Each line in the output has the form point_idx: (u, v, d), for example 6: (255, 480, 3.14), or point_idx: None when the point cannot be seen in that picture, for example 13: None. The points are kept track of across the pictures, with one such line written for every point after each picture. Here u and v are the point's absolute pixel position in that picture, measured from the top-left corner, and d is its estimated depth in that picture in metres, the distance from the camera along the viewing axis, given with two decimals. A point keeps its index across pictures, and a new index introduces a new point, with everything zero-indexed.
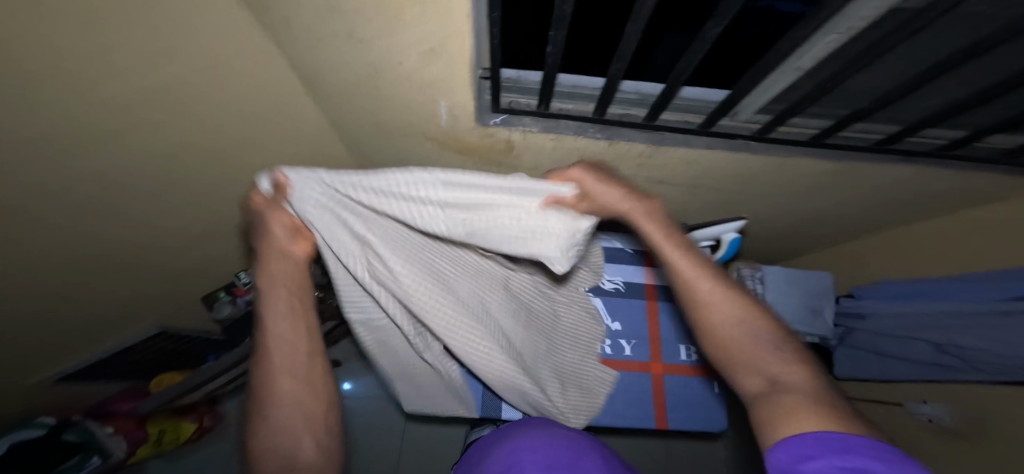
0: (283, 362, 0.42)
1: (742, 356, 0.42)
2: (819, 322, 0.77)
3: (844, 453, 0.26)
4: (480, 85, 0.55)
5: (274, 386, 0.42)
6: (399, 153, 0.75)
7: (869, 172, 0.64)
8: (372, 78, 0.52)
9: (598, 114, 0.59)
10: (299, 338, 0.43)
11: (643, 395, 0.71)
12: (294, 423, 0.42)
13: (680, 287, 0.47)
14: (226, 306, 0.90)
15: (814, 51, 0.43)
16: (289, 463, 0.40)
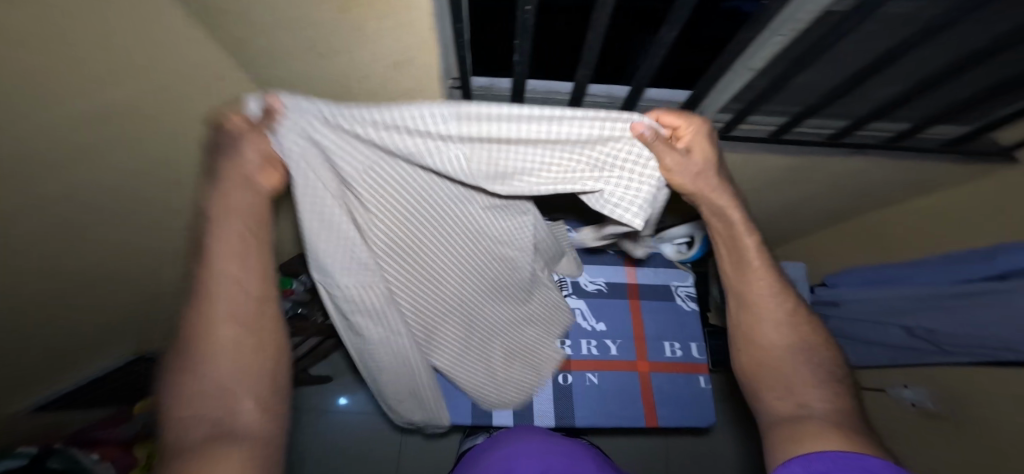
0: (224, 309, 0.37)
1: (778, 376, 0.47)
2: None
3: (828, 460, 0.33)
4: (450, 94, 0.56)
5: (212, 336, 0.36)
6: None
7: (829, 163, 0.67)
8: (337, 92, 0.53)
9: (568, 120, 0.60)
10: (242, 284, 0.38)
11: (633, 395, 0.72)
12: (230, 383, 0.35)
13: (737, 305, 0.52)
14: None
15: (764, 52, 0.45)
16: (215, 424, 0.32)
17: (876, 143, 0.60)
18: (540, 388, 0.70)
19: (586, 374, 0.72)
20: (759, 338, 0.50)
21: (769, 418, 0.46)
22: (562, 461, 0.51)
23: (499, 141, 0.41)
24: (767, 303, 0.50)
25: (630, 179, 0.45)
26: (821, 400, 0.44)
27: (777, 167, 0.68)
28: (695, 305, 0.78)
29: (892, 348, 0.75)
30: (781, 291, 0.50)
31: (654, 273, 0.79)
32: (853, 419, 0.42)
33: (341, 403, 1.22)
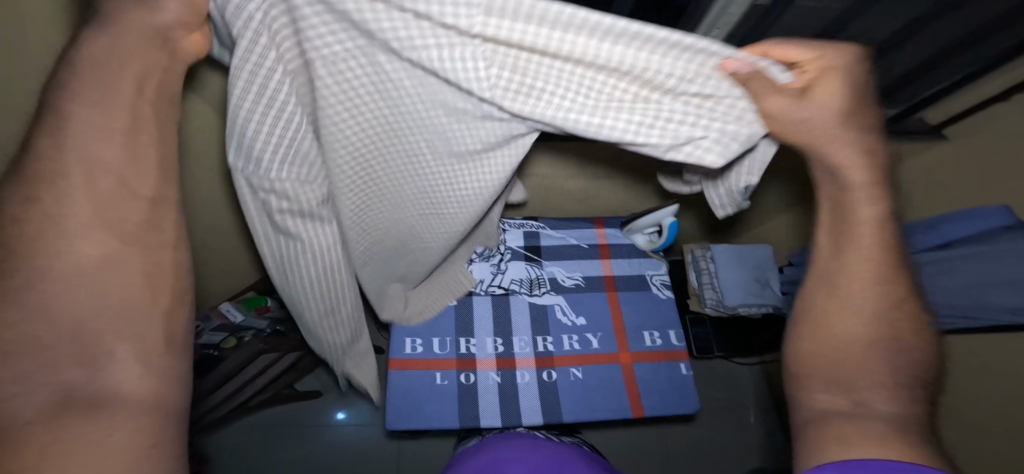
0: (91, 205, 0.22)
1: (842, 367, 0.34)
2: (768, 291, 0.84)
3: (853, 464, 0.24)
4: None
5: (63, 235, 0.21)
6: None
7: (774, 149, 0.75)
8: None
9: None
10: (115, 173, 0.24)
11: (616, 387, 0.71)
12: (94, 323, 0.21)
13: (814, 283, 0.39)
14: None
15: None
16: (66, 390, 0.19)
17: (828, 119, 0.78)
18: (524, 386, 0.70)
19: (570, 369, 0.72)
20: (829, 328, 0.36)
21: (810, 409, 0.34)
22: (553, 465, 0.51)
23: (536, 80, 0.35)
24: (862, 290, 0.35)
25: (724, 125, 0.37)
26: (883, 396, 0.32)
27: None
28: (670, 293, 0.79)
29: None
30: (880, 267, 0.36)
31: (629, 263, 0.81)
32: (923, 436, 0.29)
33: (340, 418, 1.21)
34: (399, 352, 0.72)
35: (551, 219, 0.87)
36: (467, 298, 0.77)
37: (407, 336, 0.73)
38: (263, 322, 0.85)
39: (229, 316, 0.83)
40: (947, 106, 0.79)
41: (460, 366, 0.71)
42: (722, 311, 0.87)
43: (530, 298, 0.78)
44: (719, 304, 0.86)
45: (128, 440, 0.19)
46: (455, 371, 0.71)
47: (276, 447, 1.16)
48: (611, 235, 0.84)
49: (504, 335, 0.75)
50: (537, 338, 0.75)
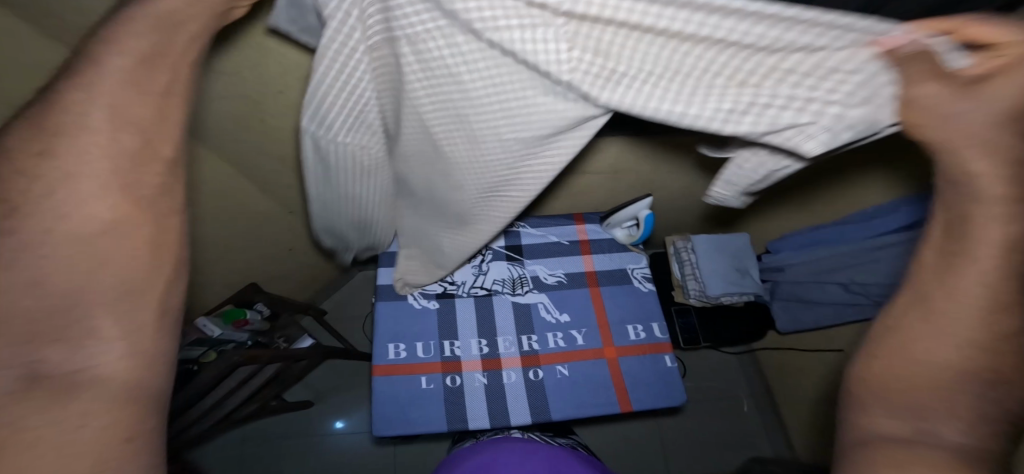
0: (109, 162, 0.19)
1: (920, 399, 0.23)
2: (748, 279, 0.85)
3: None
4: None
5: (44, 193, 0.18)
6: None
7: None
8: None
9: None
10: (130, 127, 0.20)
11: (603, 382, 0.70)
12: (81, 291, 0.18)
13: (902, 304, 0.27)
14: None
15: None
16: (27, 375, 0.16)
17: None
18: (511, 386, 0.70)
19: (556, 366, 0.71)
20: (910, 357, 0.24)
21: (854, 440, 0.25)
22: None
23: (615, 64, 0.32)
24: (967, 305, 0.23)
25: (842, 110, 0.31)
26: (970, 434, 0.21)
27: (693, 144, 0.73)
28: (652, 285, 0.79)
29: (833, 305, 0.82)
30: (997, 286, 0.23)
31: (610, 258, 0.81)
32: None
33: (340, 426, 1.20)
34: (383, 357, 0.71)
35: (531, 216, 0.87)
36: (450, 299, 0.77)
37: (391, 341, 0.72)
38: (242, 335, 0.85)
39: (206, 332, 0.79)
40: None
41: (445, 369, 0.71)
42: (706, 300, 0.87)
43: (512, 298, 0.77)
44: (702, 293, 0.86)
45: (102, 431, 0.16)
46: (440, 375, 0.70)
47: (266, 458, 1.15)
48: (591, 230, 0.84)
49: (488, 335, 0.74)
50: (521, 337, 0.74)
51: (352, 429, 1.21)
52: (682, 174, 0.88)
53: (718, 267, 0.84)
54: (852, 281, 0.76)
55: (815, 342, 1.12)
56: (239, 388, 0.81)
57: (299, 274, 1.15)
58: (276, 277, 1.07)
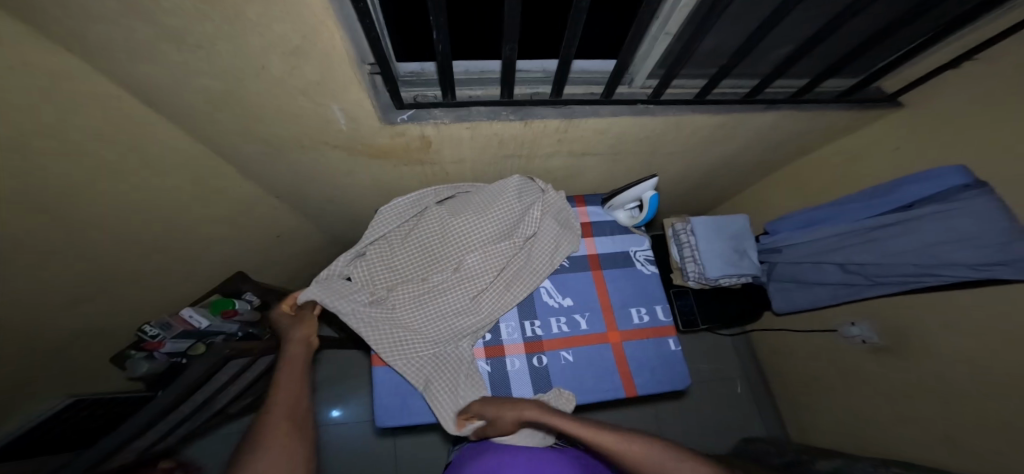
0: (284, 404, 0.44)
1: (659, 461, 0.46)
2: (746, 261, 0.85)
3: None
4: (372, 81, 0.57)
5: (270, 421, 0.42)
6: (304, 166, 0.76)
7: (746, 120, 0.76)
8: (251, 91, 0.52)
9: (507, 96, 0.63)
10: (294, 387, 0.47)
11: (608, 368, 0.69)
12: (297, 437, 0.42)
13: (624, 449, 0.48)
14: (142, 364, 0.76)
15: (676, 16, 0.57)
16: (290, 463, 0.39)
17: (784, 98, 0.72)
18: (515, 373, 0.66)
19: (560, 352, 0.69)
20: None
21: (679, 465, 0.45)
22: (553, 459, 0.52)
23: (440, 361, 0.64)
24: None
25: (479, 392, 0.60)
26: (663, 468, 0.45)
27: (693, 124, 0.74)
28: (654, 268, 0.78)
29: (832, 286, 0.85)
30: None
31: (612, 241, 0.79)
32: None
33: (335, 415, 1.20)
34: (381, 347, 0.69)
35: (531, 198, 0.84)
36: None
37: None
38: (232, 325, 0.90)
39: (194, 323, 0.80)
40: (903, 74, 0.80)
41: None
42: (705, 282, 0.86)
43: None
44: (701, 276, 0.85)
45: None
46: None
47: None
48: (592, 213, 0.82)
49: None
50: (524, 323, 0.70)
51: (353, 417, 1.20)
52: (681, 158, 0.88)
53: (717, 247, 0.84)
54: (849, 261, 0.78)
55: (807, 324, 1.15)
56: (232, 383, 0.76)
57: (282, 260, 1.11)
58: (261, 266, 1.02)
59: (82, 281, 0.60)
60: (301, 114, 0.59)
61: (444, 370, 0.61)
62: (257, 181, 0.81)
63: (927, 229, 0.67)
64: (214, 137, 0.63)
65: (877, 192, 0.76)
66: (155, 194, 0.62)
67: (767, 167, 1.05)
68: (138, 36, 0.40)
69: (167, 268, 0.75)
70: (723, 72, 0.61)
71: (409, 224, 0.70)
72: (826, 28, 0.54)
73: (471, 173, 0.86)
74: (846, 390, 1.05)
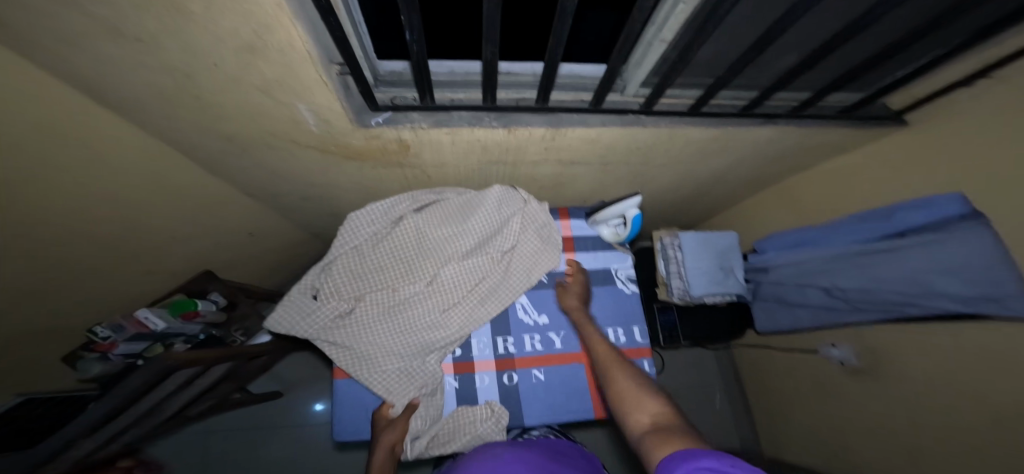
0: None
1: (629, 399, 0.50)
2: (731, 279, 0.84)
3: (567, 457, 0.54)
4: (342, 81, 0.53)
5: None
6: (277, 165, 0.72)
7: (741, 134, 0.73)
8: (209, 87, 0.48)
9: (488, 101, 0.59)
10: None
11: (579, 388, 0.67)
12: None
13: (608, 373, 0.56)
14: (93, 365, 0.75)
15: (670, 24, 0.54)
16: None
17: (783, 112, 0.69)
18: (483, 390, 0.65)
19: (531, 371, 0.67)
20: (609, 389, 0.54)
21: (641, 422, 0.47)
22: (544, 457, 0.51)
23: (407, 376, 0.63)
24: (613, 385, 0.54)
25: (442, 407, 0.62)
26: (637, 412, 0.48)
27: (684, 138, 0.72)
28: (635, 287, 0.76)
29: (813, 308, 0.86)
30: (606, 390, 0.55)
31: (594, 256, 0.77)
32: (642, 408, 0.48)
33: (317, 410, 1.22)
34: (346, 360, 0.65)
35: None
36: None
37: None
38: (194, 327, 0.87)
39: (148, 325, 0.76)
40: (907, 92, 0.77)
41: None
42: (688, 299, 0.85)
43: None
44: (684, 293, 0.84)
45: None
46: None
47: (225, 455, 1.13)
48: (575, 226, 0.79)
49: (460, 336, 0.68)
50: (497, 339, 0.68)
51: (317, 421, 1.22)
52: (671, 171, 0.86)
53: (697, 265, 0.82)
54: (833, 285, 0.79)
55: (789, 342, 1.15)
56: (181, 390, 0.73)
57: (257, 256, 1.07)
58: (233, 263, 0.98)
59: (25, 282, 0.56)
60: (265, 114, 0.55)
61: (409, 382, 0.61)
62: (227, 179, 0.76)
63: (917, 261, 0.66)
64: (175, 134, 0.59)
65: (871, 217, 0.74)
66: (111, 194, 0.58)
67: (760, 182, 1.03)
68: (69, 27, 0.36)
69: (124, 267, 0.70)
70: (720, 83, 0.58)
71: (381, 233, 0.66)
72: (833, 41, 0.50)
73: (454, 177, 0.83)
74: (820, 408, 1.06)
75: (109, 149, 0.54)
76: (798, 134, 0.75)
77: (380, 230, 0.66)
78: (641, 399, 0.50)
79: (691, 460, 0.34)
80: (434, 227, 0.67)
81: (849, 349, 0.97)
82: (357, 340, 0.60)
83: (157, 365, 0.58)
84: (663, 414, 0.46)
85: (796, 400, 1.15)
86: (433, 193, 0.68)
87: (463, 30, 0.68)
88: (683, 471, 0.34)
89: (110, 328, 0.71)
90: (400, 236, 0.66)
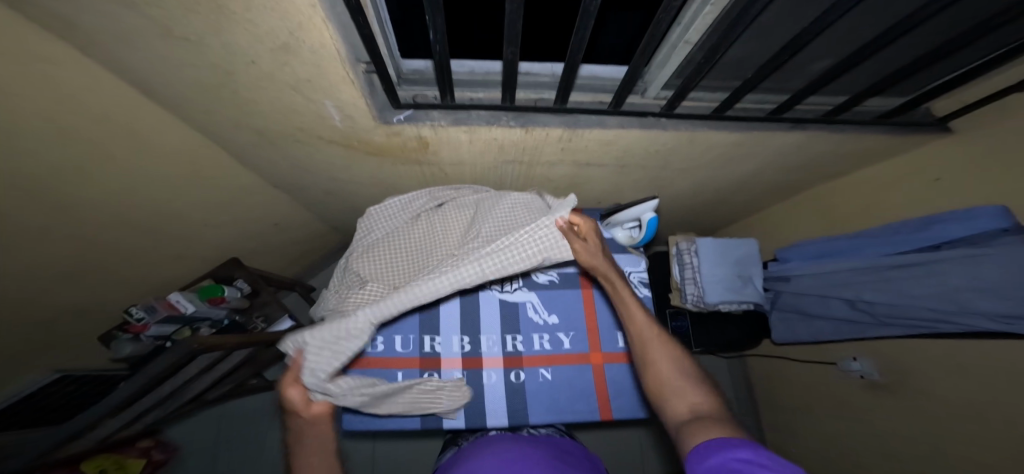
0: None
1: (666, 381, 0.51)
2: (749, 288, 0.82)
3: (577, 459, 0.55)
4: (368, 79, 0.55)
5: None
6: (300, 160, 0.74)
7: (768, 139, 0.70)
8: (239, 85, 0.50)
9: (508, 101, 0.60)
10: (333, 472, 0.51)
11: (585, 390, 0.67)
12: None
13: (638, 349, 0.55)
14: (125, 345, 0.75)
15: (696, 24, 0.53)
16: None
17: (814, 116, 0.66)
18: (490, 387, 0.65)
19: (539, 370, 0.67)
20: (646, 370, 0.54)
21: (679, 404, 0.49)
22: (554, 457, 0.51)
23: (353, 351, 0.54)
24: (647, 365, 0.53)
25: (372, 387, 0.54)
26: (676, 394, 0.50)
27: (704, 142, 0.70)
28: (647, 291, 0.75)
29: (834, 321, 0.83)
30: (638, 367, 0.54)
31: None
32: (684, 392, 0.50)
33: None
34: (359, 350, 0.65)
35: None
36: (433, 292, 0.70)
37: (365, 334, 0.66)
38: (219, 312, 0.88)
39: (180, 308, 0.78)
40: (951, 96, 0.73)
41: (423, 365, 0.65)
42: (702, 306, 0.83)
43: (500, 294, 0.71)
44: (699, 299, 0.82)
45: None
46: (417, 371, 0.64)
47: (241, 438, 1.21)
48: None
49: (470, 331, 0.68)
50: (506, 336, 0.69)
51: None
52: (690, 175, 0.85)
53: (715, 270, 0.80)
54: (858, 298, 0.76)
55: (806, 354, 1.13)
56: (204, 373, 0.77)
57: (279, 247, 1.11)
58: (255, 252, 1.02)
59: (67, 264, 0.59)
60: (292, 111, 0.57)
61: (332, 347, 0.52)
62: (253, 172, 0.79)
63: (951, 277, 0.63)
64: (209, 128, 0.61)
65: (901, 229, 0.71)
66: (150, 186, 0.62)
67: (783, 188, 1.00)
68: (115, 25, 0.38)
69: (156, 253, 0.74)
70: (747, 85, 0.56)
71: (394, 226, 0.68)
72: (869, 44, 0.48)
73: (469, 176, 0.84)
74: (834, 423, 1.04)
75: (149, 144, 0.57)
76: (825, 140, 0.73)
77: (394, 223, 0.68)
78: (681, 385, 0.50)
79: (725, 450, 0.35)
80: (446, 224, 0.69)
81: (868, 363, 0.94)
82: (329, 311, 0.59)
83: (184, 347, 0.61)
84: (704, 404, 0.48)
85: (808, 414, 1.13)
86: (455, 196, 0.72)
87: (485, 29, 0.69)
88: (714, 461, 0.34)
89: (144, 309, 0.73)
90: (407, 226, 0.68)
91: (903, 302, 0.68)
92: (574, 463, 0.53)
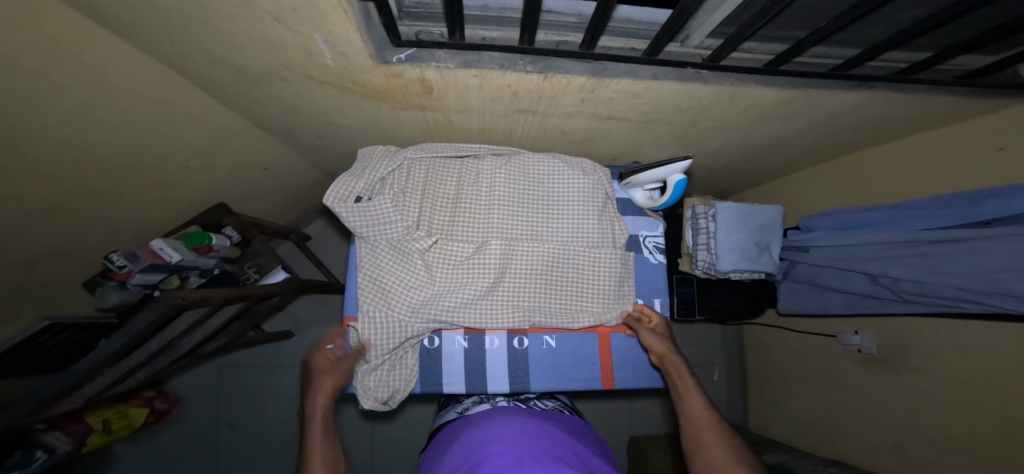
0: None
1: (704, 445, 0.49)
2: (765, 257, 0.80)
3: (586, 440, 0.53)
4: (362, 9, 0.46)
5: None
6: (291, 101, 0.68)
7: (814, 98, 0.63)
8: (209, 13, 0.42)
9: (524, 44, 0.52)
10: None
11: (589, 358, 0.66)
12: None
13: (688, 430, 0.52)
14: (111, 293, 0.70)
15: None
16: None
17: (886, 74, 0.59)
18: (492, 353, 0.64)
19: (543, 336, 0.65)
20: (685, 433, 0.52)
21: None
22: (565, 434, 0.50)
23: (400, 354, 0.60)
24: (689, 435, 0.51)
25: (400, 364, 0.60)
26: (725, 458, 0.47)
27: (742, 98, 0.64)
28: (662, 257, 0.73)
29: (849, 294, 0.84)
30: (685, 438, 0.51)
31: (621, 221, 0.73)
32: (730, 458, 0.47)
33: None
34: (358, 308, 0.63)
35: None
36: None
37: None
38: (208, 261, 0.84)
39: (164, 256, 0.73)
40: None
41: None
42: (711, 273, 0.82)
43: None
44: (710, 266, 0.80)
45: None
46: None
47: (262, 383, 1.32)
48: None
49: None
50: None
51: None
52: (717, 134, 0.79)
53: (729, 235, 0.77)
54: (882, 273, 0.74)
55: (808, 325, 1.14)
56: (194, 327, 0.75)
57: (268, 192, 1.06)
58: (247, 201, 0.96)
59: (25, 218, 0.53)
60: (272, 43, 0.48)
61: (389, 374, 0.59)
62: (240, 111, 0.72)
63: (994, 256, 0.61)
64: (186, 64, 0.54)
65: (951, 202, 0.69)
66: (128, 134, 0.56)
67: (807, 153, 0.94)
68: None
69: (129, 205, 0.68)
70: (814, 38, 0.48)
71: (438, 188, 0.64)
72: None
73: (481, 124, 0.78)
74: (823, 390, 1.09)
75: (123, 88, 0.51)
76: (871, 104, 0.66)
77: (441, 192, 0.64)
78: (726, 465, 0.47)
79: None
80: (477, 203, 0.64)
81: (872, 340, 0.95)
82: (396, 293, 0.58)
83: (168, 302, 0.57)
84: None
85: (800, 380, 1.18)
86: (479, 156, 0.69)
87: None
88: None
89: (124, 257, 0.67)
90: (468, 202, 0.64)
91: (932, 280, 0.67)
92: (585, 442, 0.51)
